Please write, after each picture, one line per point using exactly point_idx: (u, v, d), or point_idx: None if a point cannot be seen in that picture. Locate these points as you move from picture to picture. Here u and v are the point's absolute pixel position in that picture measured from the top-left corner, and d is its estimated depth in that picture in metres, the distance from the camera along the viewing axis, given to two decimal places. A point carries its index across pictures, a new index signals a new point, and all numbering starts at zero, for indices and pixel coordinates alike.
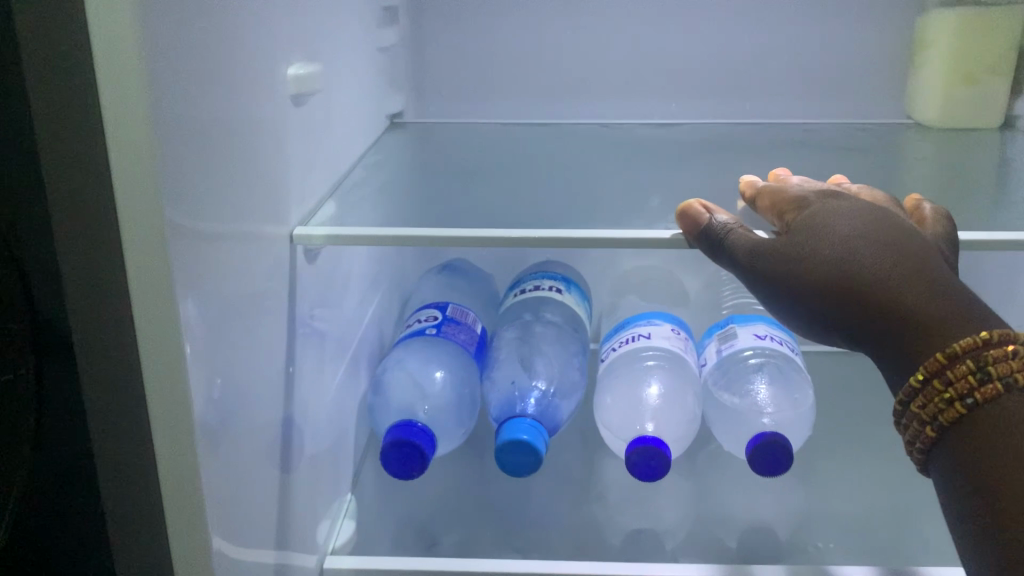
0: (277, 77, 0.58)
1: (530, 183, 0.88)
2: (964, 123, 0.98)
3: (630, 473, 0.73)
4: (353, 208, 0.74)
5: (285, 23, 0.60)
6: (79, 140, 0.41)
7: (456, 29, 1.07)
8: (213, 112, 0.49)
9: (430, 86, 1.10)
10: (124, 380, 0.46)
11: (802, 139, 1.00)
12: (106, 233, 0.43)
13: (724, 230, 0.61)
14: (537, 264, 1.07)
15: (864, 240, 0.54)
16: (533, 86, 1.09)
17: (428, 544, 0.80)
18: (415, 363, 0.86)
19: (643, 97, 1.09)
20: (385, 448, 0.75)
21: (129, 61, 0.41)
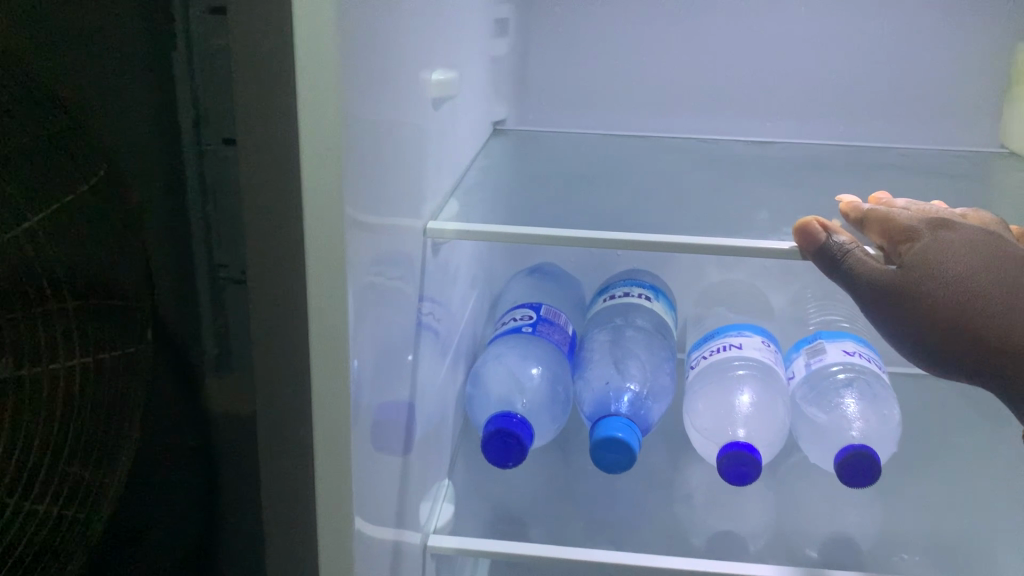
0: (425, 83, 0.63)
1: (631, 194, 0.92)
2: None
3: (720, 477, 0.77)
4: (472, 209, 0.78)
5: (433, 33, 0.64)
6: (274, 135, 0.46)
7: (560, 42, 1.11)
8: (380, 110, 0.53)
9: (532, 96, 1.15)
10: (291, 351, 0.51)
11: (896, 163, 1.02)
12: (291, 217, 0.48)
13: (842, 252, 0.63)
14: (625, 271, 1.11)
15: (985, 285, 0.57)
16: (631, 100, 1.13)
17: (521, 531, 0.84)
18: (514, 358, 0.89)
19: (738, 115, 1.12)
20: (485, 437, 0.78)
21: (327, 62, 0.45)
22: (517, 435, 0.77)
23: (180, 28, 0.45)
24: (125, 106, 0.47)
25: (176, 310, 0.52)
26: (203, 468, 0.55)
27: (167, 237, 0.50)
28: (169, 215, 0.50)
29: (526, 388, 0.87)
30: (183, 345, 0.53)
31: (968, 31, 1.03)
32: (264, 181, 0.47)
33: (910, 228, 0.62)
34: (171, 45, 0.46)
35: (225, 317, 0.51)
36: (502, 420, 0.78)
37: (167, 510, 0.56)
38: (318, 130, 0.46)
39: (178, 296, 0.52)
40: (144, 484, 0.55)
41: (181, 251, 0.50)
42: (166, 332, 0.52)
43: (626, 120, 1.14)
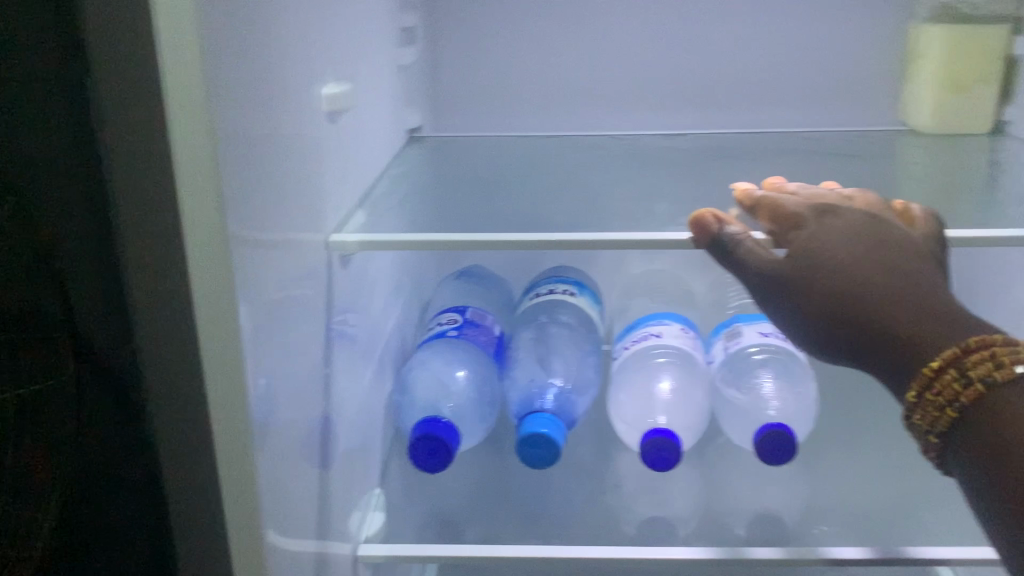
0: (315, 97, 0.64)
1: (543, 192, 0.93)
2: (959, 127, 1.03)
3: (644, 463, 0.78)
4: (381, 217, 0.79)
5: (321, 48, 0.65)
6: (149, 159, 0.46)
7: (469, 47, 1.13)
8: (263, 127, 0.54)
9: (445, 103, 1.16)
10: (186, 375, 0.51)
11: (801, 146, 1.05)
12: (174, 240, 0.48)
13: (734, 243, 0.66)
14: (552, 268, 1.12)
15: (856, 265, 0.58)
16: (543, 100, 1.15)
17: (454, 534, 0.85)
18: (439, 362, 0.90)
19: (649, 108, 1.14)
20: (412, 445, 0.78)
21: (194, 84, 0.45)
22: (442, 440, 0.78)
23: (75, 53, 0.44)
24: (33, 133, 0.47)
25: (103, 338, 0.51)
26: (144, 496, 0.54)
27: (87, 263, 0.49)
28: (90, 241, 0.48)
29: (452, 391, 0.88)
30: (115, 375, 0.52)
31: (860, 15, 1.07)
32: (149, 204, 0.47)
33: (797, 215, 0.65)
34: (71, 69, 0.45)
35: (138, 343, 0.50)
36: (427, 426, 0.79)
37: (112, 534, 0.56)
38: (190, 154, 0.46)
39: (103, 326, 0.50)
40: (78, 512, 0.55)
41: (104, 279, 0.49)
42: (95, 360, 0.52)
43: (541, 120, 1.15)
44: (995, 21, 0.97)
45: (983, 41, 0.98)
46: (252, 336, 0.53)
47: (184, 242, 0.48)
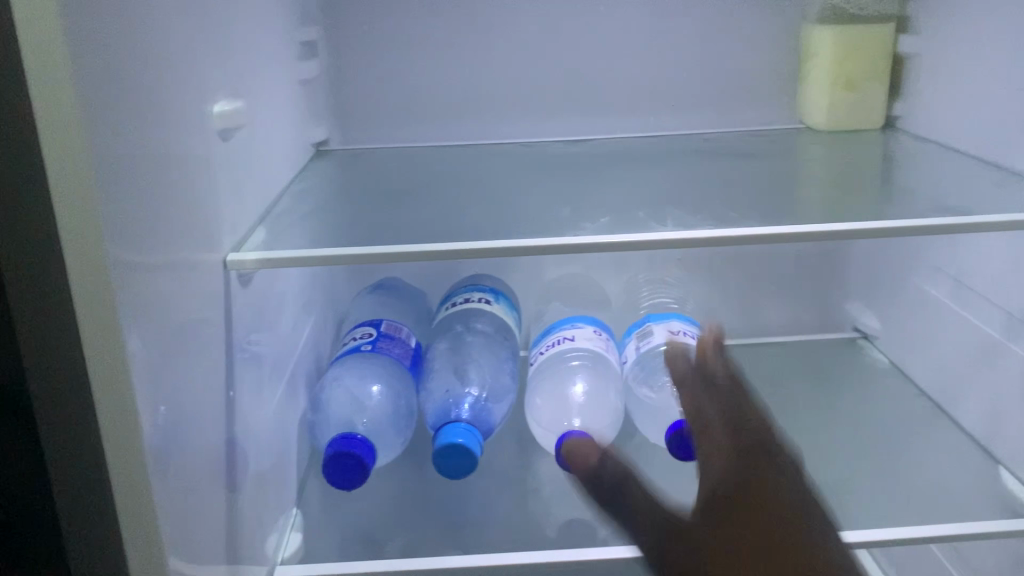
0: (204, 114, 0.63)
1: (451, 201, 0.93)
2: (851, 122, 1.08)
3: (559, 467, 0.79)
4: (282, 234, 0.78)
5: (208, 64, 0.65)
6: (27, 183, 0.44)
7: (370, 60, 1.12)
8: (145, 148, 0.52)
9: (349, 118, 1.16)
10: (80, 406, 0.49)
11: (701, 149, 1.08)
12: (55, 267, 0.46)
13: (595, 467, 0.54)
14: (467, 277, 1.13)
15: (726, 465, 0.53)
16: (448, 110, 1.15)
17: (375, 549, 0.84)
18: (353, 378, 0.89)
19: (555, 115, 1.15)
20: (325, 462, 0.77)
21: (69, 111, 0.44)
22: (359, 460, 0.77)
23: None
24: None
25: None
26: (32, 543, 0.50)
27: None
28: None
29: (366, 407, 0.87)
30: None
31: (752, 19, 1.10)
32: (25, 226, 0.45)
33: (706, 422, 0.56)
34: None
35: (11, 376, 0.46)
36: (342, 442, 0.78)
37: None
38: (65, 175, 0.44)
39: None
40: None
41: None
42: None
43: (446, 129, 1.15)
44: (879, 23, 1.01)
45: (870, 41, 1.02)
46: (143, 364, 0.52)
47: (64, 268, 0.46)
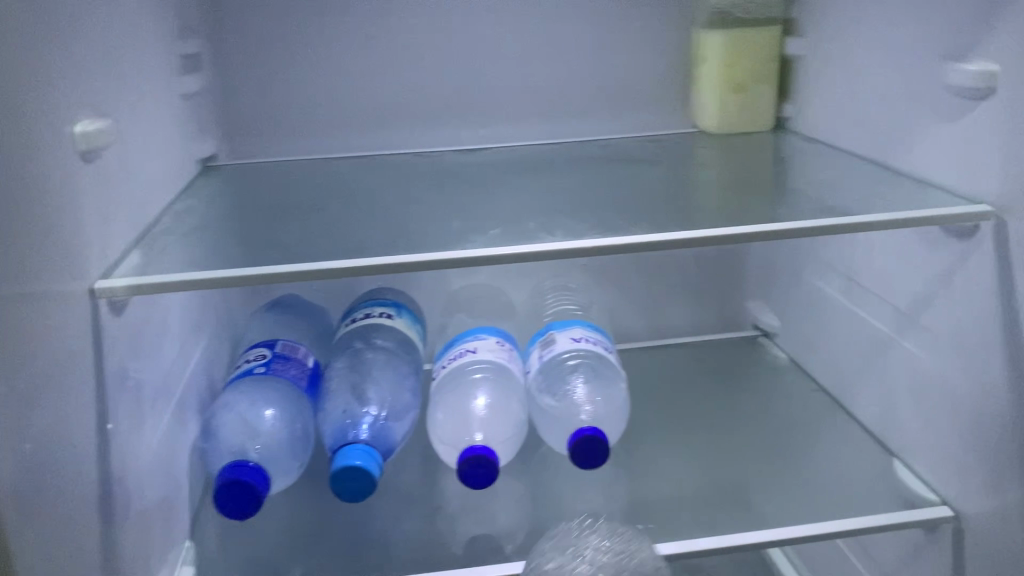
0: (62, 136, 0.61)
1: (399, 204, 0.86)
2: (739, 127, 1.06)
3: (575, 462, 0.82)
4: (160, 256, 0.73)
5: (68, 84, 0.63)
6: None
7: (263, 62, 1.02)
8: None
9: (238, 128, 1.04)
10: None
11: (633, 149, 1.05)
12: None
13: None
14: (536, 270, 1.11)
15: None
16: (373, 116, 1.05)
17: (475, 560, 0.83)
18: (456, 395, 0.91)
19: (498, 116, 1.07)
20: (460, 469, 0.82)
21: None
22: (491, 462, 0.81)
23: None
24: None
25: None
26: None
27: None
28: None
29: (476, 421, 0.90)
30: None
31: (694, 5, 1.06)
32: None
33: None
34: None
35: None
36: (469, 450, 0.82)
37: None
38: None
39: None
40: None
41: None
42: None
43: (504, 120, 1.07)
44: (772, 24, 1.00)
45: (753, 45, 1.00)
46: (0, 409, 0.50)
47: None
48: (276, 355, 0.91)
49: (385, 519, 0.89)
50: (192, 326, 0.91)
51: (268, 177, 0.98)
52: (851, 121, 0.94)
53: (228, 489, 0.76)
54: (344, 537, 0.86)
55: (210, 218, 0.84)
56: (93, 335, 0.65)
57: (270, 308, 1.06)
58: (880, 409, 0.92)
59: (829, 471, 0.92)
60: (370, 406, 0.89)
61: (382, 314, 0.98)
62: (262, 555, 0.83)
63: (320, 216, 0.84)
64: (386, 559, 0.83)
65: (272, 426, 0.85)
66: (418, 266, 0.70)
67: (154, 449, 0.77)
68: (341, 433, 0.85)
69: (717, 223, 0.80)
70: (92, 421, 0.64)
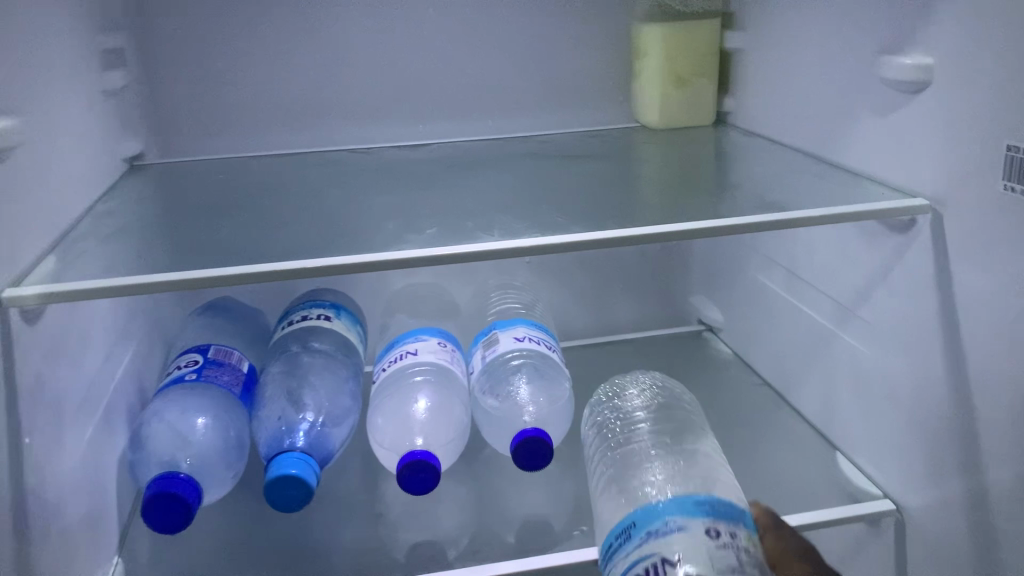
0: None
1: (331, 204, 0.83)
2: (679, 122, 1.05)
3: (518, 465, 0.81)
4: (78, 262, 0.69)
5: None
6: None
7: (191, 57, 0.98)
8: None
9: (166, 126, 1.00)
10: None
11: (572, 144, 1.03)
12: None
13: None
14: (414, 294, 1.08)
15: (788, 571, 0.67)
16: (307, 112, 1.02)
17: (417, 568, 0.81)
18: (396, 399, 0.88)
19: (437, 112, 1.05)
20: (400, 476, 0.79)
21: None
22: (432, 468, 0.79)
23: None
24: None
25: None
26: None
27: None
28: None
29: (417, 425, 0.87)
30: None
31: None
32: None
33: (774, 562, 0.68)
34: None
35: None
36: (408, 456, 0.80)
37: None
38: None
39: None
40: None
41: None
42: None
43: (444, 115, 1.05)
44: (712, 18, 0.99)
45: (693, 39, 0.99)
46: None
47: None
48: (208, 361, 0.88)
49: (325, 528, 0.87)
50: (120, 332, 0.87)
51: (198, 176, 0.95)
52: (790, 116, 0.94)
53: (156, 502, 0.73)
54: (282, 548, 0.84)
55: (135, 221, 0.80)
56: (4, 346, 0.61)
57: (203, 310, 1.03)
58: (823, 403, 0.92)
59: (772, 467, 0.92)
60: (306, 411, 0.87)
61: (320, 317, 0.96)
62: (196, 569, 0.80)
63: (251, 217, 0.81)
64: (326, 570, 0.81)
65: (203, 435, 0.82)
66: (351, 268, 0.68)
67: (77, 462, 0.73)
68: (275, 441, 0.82)
69: (658, 220, 0.79)
70: (5, 436, 0.61)
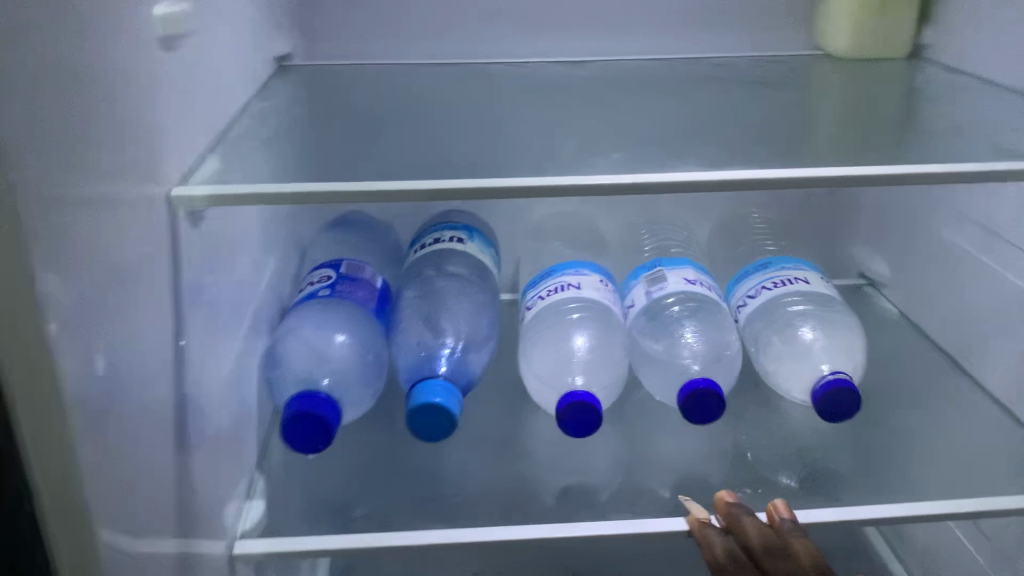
0: (139, 21, 0.53)
1: (494, 118, 0.77)
2: (865, 52, 0.94)
3: (682, 416, 0.74)
4: (241, 163, 0.65)
5: None
6: None
7: None
8: (72, 64, 0.44)
9: (318, 27, 0.95)
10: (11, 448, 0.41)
11: (746, 70, 0.94)
12: None
13: None
14: (439, 214, 1.00)
15: None
16: (464, 22, 0.96)
17: (560, 510, 0.77)
18: (553, 333, 0.82)
19: (599, 31, 0.97)
20: (558, 414, 0.73)
21: None
22: (594, 409, 0.72)
23: None
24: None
25: None
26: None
27: None
28: None
29: (578, 363, 0.80)
30: None
31: None
32: None
33: None
34: None
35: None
36: (569, 395, 0.73)
37: None
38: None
39: None
40: None
41: None
42: None
43: (611, 33, 0.97)
44: None
45: None
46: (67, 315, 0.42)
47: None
48: (341, 276, 0.83)
49: (465, 459, 0.83)
50: (265, 239, 0.84)
51: (354, 80, 0.90)
52: (1007, 54, 0.82)
53: (296, 421, 0.69)
54: (418, 476, 0.81)
55: (292, 124, 0.76)
56: (169, 247, 0.57)
57: (333, 227, 0.99)
58: (1012, 375, 0.84)
59: (940, 442, 0.84)
60: (444, 336, 0.82)
61: (452, 239, 0.89)
62: (331, 493, 0.78)
63: (415, 129, 0.76)
64: (469, 505, 0.77)
65: (341, 352, 0.78)
66: (535, 191, 0.62)
67: (227, 371, 0.71)
68: (416, 368, 0.78)
69: (860, 159, 0.70)
70: (167, 341, 0.58)
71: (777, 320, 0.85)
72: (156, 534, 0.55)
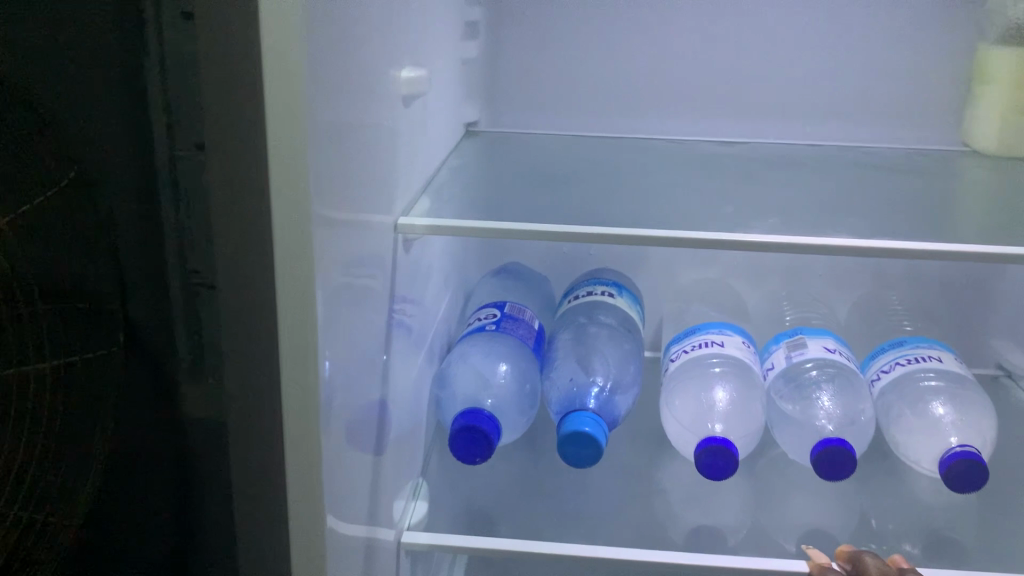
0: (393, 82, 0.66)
1: (660, 185, 0.87)
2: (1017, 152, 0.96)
3: (814, 471, 0.79)
4: (448, 205, 0.78)
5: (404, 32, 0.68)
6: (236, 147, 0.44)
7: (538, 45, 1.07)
8: (354, 108, 0.56)
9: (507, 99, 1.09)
10: (267, 416, 0.49)
11: (893, 159, 1.01)
12: (245, 257, 0.46)
13: None
14: (591, 271, 1.10)
15: None
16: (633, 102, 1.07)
17: (690, 543, 0.83)
18: (695, 385, 0.89)
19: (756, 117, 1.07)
20: (695, 457, 0.79)
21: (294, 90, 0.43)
22: (729, 455, 0.78)
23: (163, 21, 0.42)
24: (86, 85, 0.44)
25: (147, 310, 0.49)
26: (178, 464, 0.51)
27: (139, 233, 0.47)
28: (146, 225, 0.47)
29: (717, 413, 0.87)
30: (162, 356, 0.49)
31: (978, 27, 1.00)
32: (216, 186, 0.45)
33: None
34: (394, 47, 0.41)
35: (208, 312, 0.48)
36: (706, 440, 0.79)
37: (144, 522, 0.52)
38: (287, 133, 0.43)
39: (151, 304, 0.48)
40: (112, 481, 0.51)
41: (163, 252, 0.47)
42: (146, 338, 0.49)
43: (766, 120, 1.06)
44: None
45: None
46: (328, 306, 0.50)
47: (265, 212, 0.45)
48: (505, 315, 0.93)
49: (604, 490, 0.91)
50: (444, 277, 0.96)
51: (534, 147, 1.02)
52: None
53: (464, 434, 0.78)
54: (559, 499, 0.89)
55: (484, 179, 0.88)
56: (390, 266, 0.69)
57: (496, 275, 1.10)
58: None
59: None
60: (595, 376, 0.91)
61: (605, 293, 0.99)
62: (483, 505, 0.87)
63: (590, 189, 0.87)
64: (605, 529, 0.85)
65: (504, 379, 0.87)
66: (696, 244, 0.71)
67: (410, 382, 0.81)
68: (569, 400, 0.87)
69: (1000, 241, 0.76)
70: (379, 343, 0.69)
71: (910, 392, 0.89)
72: (355, 503, 0.65)
